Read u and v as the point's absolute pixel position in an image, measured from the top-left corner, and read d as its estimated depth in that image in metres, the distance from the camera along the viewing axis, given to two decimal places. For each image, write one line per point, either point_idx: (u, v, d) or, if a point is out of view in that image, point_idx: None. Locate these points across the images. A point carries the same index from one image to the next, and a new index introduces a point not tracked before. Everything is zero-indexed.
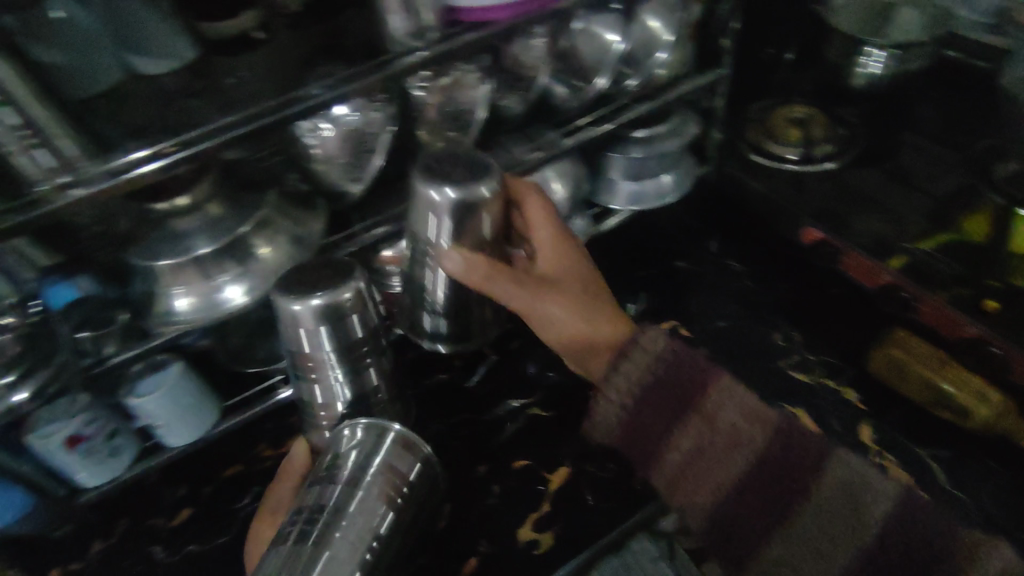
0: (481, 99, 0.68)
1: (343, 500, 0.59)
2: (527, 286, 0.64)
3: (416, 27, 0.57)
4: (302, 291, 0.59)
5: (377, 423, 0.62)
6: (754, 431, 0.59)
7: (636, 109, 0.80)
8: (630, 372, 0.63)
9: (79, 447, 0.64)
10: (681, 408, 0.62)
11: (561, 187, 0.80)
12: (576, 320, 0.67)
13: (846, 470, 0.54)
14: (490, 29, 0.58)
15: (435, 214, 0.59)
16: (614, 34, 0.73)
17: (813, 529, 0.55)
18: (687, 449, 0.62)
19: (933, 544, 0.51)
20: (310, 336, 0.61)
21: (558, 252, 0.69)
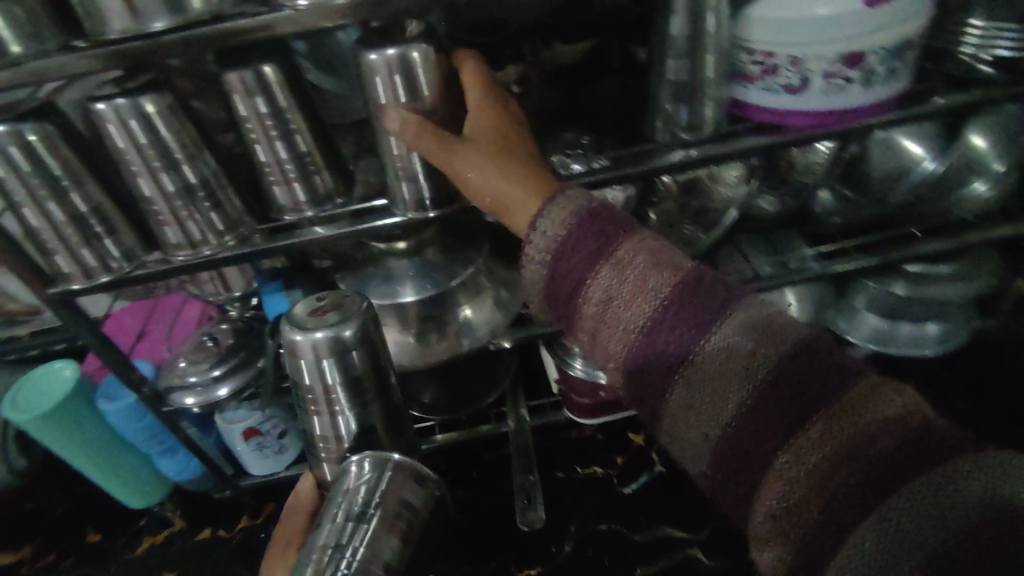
0: (736, 199, 0.59)
1: (348, 534, 0.48)
2: (447, 141, 0.44)
3: (693, 120, 0.49)
4: (309, 322, 0.51)
5: (378, 453, 0.53)
6: (663, 276, 0.36)
7: (935, 244, 0.63)
8: (554, 222, 0.41)
9: (254, 439, 0.68)
10: (594, 254, 0.39)
11: (801, 309, 0.66)
12: (502, 180, 0.44)
13: (757, 312, 0.35)
14: (772, 138, 0.49)
15: (382, 70, 0.43)
16: (924, 151, 0.58)
17: (713, 372, 0.34)
18: (597, 301, 0.38)
19: (825, 386, 0.31)
20: (311, 369, 0.52)
21: (488, 102, 0.46)
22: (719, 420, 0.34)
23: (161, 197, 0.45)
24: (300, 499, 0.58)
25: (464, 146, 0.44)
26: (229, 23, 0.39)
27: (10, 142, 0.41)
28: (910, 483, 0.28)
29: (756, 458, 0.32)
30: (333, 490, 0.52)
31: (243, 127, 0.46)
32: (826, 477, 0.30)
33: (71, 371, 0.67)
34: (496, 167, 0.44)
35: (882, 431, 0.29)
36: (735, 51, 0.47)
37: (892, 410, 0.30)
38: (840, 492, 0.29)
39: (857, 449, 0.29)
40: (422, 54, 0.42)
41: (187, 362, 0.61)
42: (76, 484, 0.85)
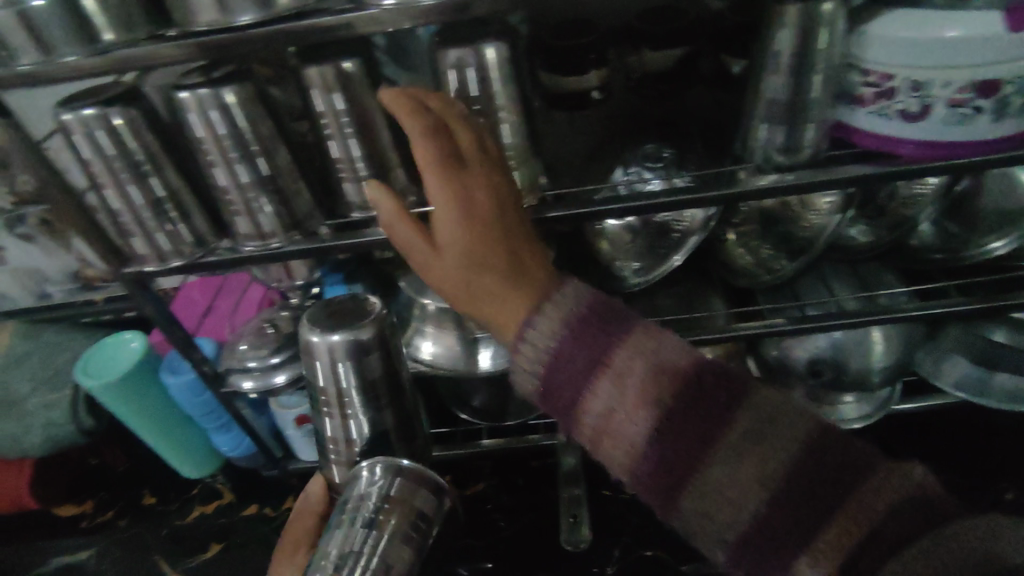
0: (830, 227, 0.55)
1: (359, 540, 0.47)
2: (423, 251, 0.41)
3: (790, 142, 0.45)
4: (326, 323, 0.51)
5: (389, 459, 0.51)
6: (663, 384, 0.35)
7: None
8: (546, 332, 0.38)
9: (305, 426, 0.68)
10: (585, 369, 0.37)
11: (884, 351, 0.61)
12: (485, 287, 0.40)
13: (764, 409, 0.35)
14: (879, 166, 0.45)
15: (456, 63, 0.41)
16: None
17: (725, 480, 0.34)
18: (597, 416, 0.37)
19: (833, 482, 0.32)
20: (326, 372, 0.51)
21: (452, 190, 0.39)
22: (739, 521, 0.34)
23: (234, 187, 0.45)
24: (308, 502, 0.56)
25: (435, 256, 0.41)
26: (315, 19, 0.38)
27: (97, 126, 0.41)
28: (918, 553, 0.30)
29: (779, 551, 0.33)
30: (344, 495, 0.51)
31: (318, 122, 0.46)
32: (845, 562, 0.31)
33: (139, 343, 0.69)
34: (473, 270, 0.40)
35: (888, 513, 0.31)
36: (846, 71, 0.43)
37: (895, 492, 0.31)
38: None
39: (868, 535, 0.31)
40: (496, 54, 0.41)
41: (247, 346, 0.62)
42: (137, 445, 0.89)
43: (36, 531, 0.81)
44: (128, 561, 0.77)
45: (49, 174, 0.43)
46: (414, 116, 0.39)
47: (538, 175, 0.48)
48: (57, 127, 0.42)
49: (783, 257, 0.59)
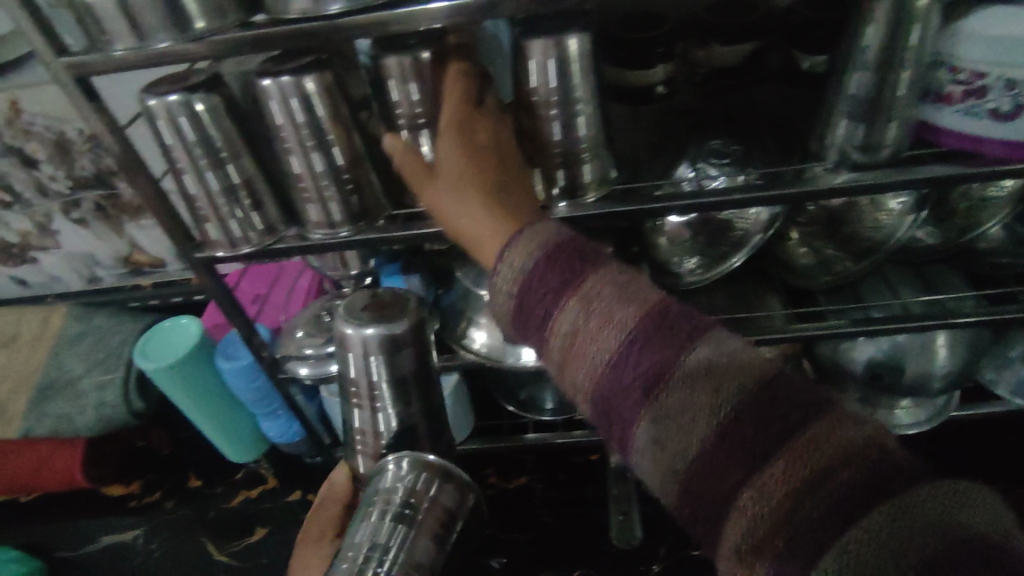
0: (905, 228, 0.54)
1: (384, 537, 0.37)
2: (419, 173, 0.43)
3: (871, 141, 0.44)
4: (362, 314, 0.45)
5: (414, 452, 0.41)
6: (627, 310, 0.31)
7: None
8: (522, 251, 0.36)
9: None
10: (556, 289, 0.34)
11: (947, 356, 0.60)
12: (470, 212, 0.41)
13: (725, 347, 0.29)
14: (964, 167, 0.45)
15: (538, 54, 0.41)
16: None
17: (676, 409, 0.29)
18: (563, 334, 0.33)
19: (790, 421, 0.26)
20: (358, 367, 0.45)
21: (461, 128, 0.43)
22: (682, 457, 0.28)
23: (309, 175, 0.46)
24: (335, 491, 0.51)
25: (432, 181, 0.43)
26: (403, 9, 0.38)
27: (181, 112, 0.42)
28: (872, 513, 0.24)
29: (718, 496, 0.27)
30: (362, 492, 0.39)
31: (393, 113, 0.45)
32: (788, 513, 0.25)
33: (195, 328, 0.71)
34: (464, 195, 0.41)
35: (842, 460, 0.25)
36: (933, 69, 0.42)
37: (852, 441, 0.25)
38: (802, 530, 0.25)
39: (818, 482, 0.25)
40: (580, 45, 0.41)
41: (304, 333, 0.63)
42: (182, 428, 0.91)
43: (85, 508, 0.83)
44: (174, 541, 0.78)
45: (130, 158, 0.44)
46: (453, 69, 0.44)
47: (609, 169, 0.48)
48: (141, 112, 0.43)
49: (847, 258, 0.58)
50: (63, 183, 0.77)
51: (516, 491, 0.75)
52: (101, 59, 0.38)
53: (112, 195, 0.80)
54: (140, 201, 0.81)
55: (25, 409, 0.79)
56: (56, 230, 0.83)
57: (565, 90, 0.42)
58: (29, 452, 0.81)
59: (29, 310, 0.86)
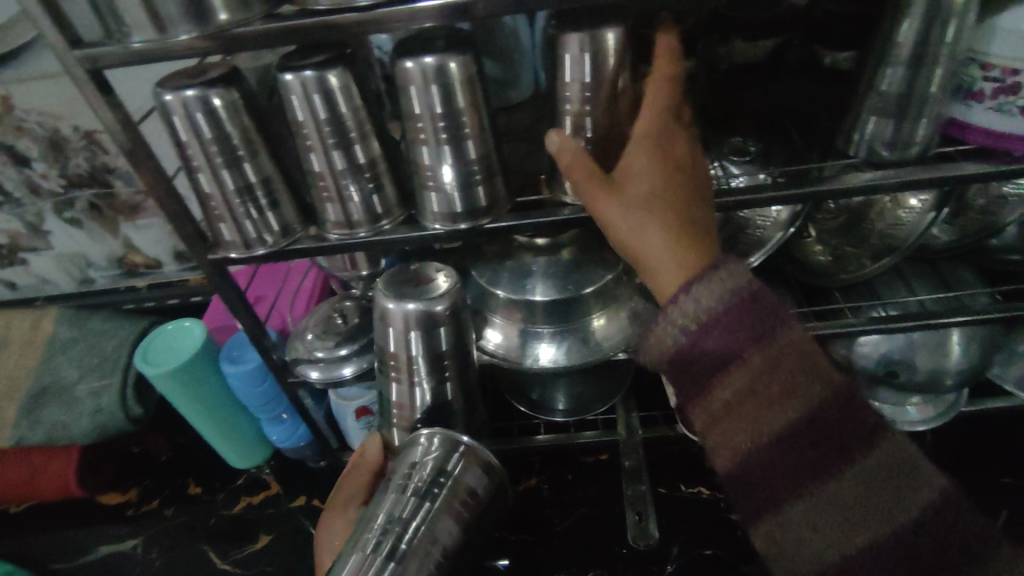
0: (922, 227, 0.53)
1: (406, 506, 0.46)
2: (590, 179, 0.41)
3: (901, 139, 0.44)
4: (400, 290, 0.50)
5: (446, 433, 0.50)
6: (813, 387, 0.33)
7: None
8: (709, 293, 0.34)
9: (365, 418, 0.67)
10: (743, 346, 0.33)
11: (959, 354, 0.60)
12: (643, 235, 0.39)
13: (898, 453, 0.33)
14: (991, 165, 0.44)
15: (575, 47, 0.40)
16: None
17: (843, 500, 0.33)
18: (735, 396, 0.34)
19: (953, 533, 0.32)
20: (398, 340, 0.50)
21: (663, 139, 0.41)
22: (843, 545, 0.33)
23: (329, 174, 0.44)
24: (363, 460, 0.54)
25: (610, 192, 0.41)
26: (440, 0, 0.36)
27: (198, 108, 0.40)
28: None
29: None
30: (399, 461, 0.50)
31: (413, 125, 0.42)
32: None
33: (199, 330, 0.69)
34: (648, 220, 0.39)
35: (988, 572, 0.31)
36: (966, 66, 0.42)
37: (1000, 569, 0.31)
38: None
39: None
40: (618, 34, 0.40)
41: (315, 336, 0.61)
42: (180, 434, 0.88)
43: (79, 518, 0.80)
44: (174, 551, 0.75)
45: (142, 156, 0.42)
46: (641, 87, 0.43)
47: None
48: (156, 107, 0.41)
49: (865, 256, 0.57)
50: (57, 181, 0.75)
51: (526, 493, 0.74)
52: (118, 50, 0.37)
53: (109, 193, 0.77)
54: (138, 199, 0.78)
55: (16, 417, 0.76)
56: (47, 230, 0.80)
57: (597, 85, 0.42)
58: (21, 461, 0.78)
59: (17, 314, 0.83)
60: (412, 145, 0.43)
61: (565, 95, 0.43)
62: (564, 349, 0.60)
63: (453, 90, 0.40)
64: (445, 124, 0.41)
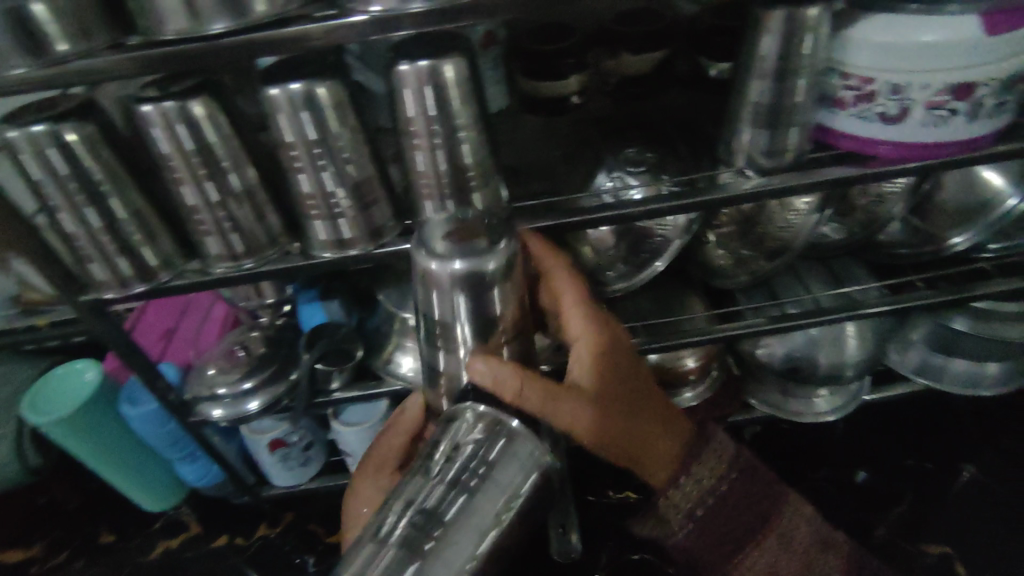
0: (808, 228, 0.56)
1: (432, 498, 0.32)
2: (571, 402, 0.39)
3: (776, 147, 0.46)
4: (446, 242, 0.37)
5: (496, 411, 0.35)
6: (828, 559, 0.48)
7: (1006, 283, 0.60)
8: (705, 470, 0.45)
9: (280, 450, 0.65)
10: (754, 524, 0.46)
11: (855, 347, 0.63)
12: (634, 434, 0.44)
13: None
14: (860, 168, 0.46)
15: (412, 82, 0.38)
16: (992, 174, 0.58)
17: None
18: (762, 571, 0.46)
19: None
20: (443, 306, 0.37)
21: (605, 336, 0.44)
22: None
23: (204, 206, 0.42)
24: (406, 417, 0.47)
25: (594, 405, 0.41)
26: (297, 26, 0.35)
27: (49, 144, 0.38)
28: None
29: None
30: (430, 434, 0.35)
31: (287, 153, 0.41)
32: None
33: (92, 374, 0.65)
34: (631, 425, 0.43)
35: None
36: (826, 75, 0.43)
37: None
38: None
39: None
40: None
41: (217, 371, 0.58)
42: (89, 479, 0.83)
43: None
44: None
45: None
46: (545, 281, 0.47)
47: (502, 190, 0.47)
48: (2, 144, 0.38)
49: (762, 257, 0.60)
50: None
51: None
52: None
53: None
54: None
55: None
56: None
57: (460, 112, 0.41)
58: None
59: None
60: (289, 173, 0.42)
61: (412, 129, 0.41)
62: None
63: (325, 117, 0.39)
64: (321, 151, 0.40)
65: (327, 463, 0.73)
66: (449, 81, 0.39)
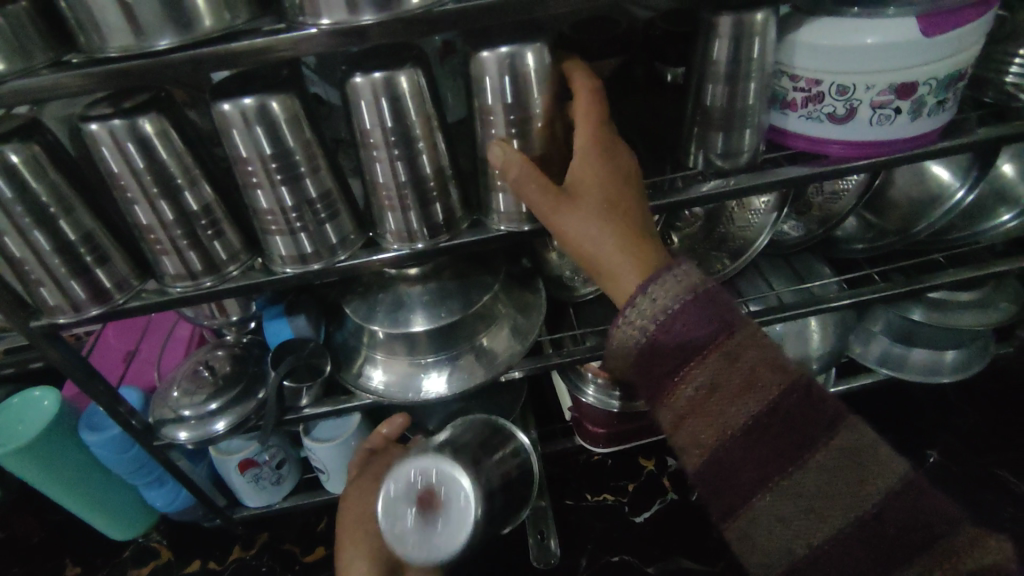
0: (769, 226, 0.57)
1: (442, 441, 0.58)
2: (548, 197, 0.39)
3: (732, 149, 0.46)
4: (496, 36, 0.39)
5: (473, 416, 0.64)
6: (773, 379, 0.34)
7: (961, 273, 0.62)
8: (666, 290, 0.36)
9: (250, 471, 0.64)
10: (698, 341, 0.35)
11: (819, 341, 0.65)
12: (604, 246, 0.39)
13: (859, 438, 0.34)
14: (812, 168, 0.47)
15: (367, 93, 0.38)
16: (941, 170, 0.60)
17: (820, 491, 0.33)
18: (690, 393, 0.35)
19: (928, 534, 0.32)
20: (493, 93, 0.39)
21: (606, 149, 0.40)
22: (814, 536, 0.34)
23: (158, 226, 0.41)
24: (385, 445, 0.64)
25: (569, 204, 0.39)
26: (244, 39, 0.34)
27: None
28: None
29: None
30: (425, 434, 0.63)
31: (242, 169, 0.40)
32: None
33: (50, 402, 0.63)
34: (607, 236, 0.39)
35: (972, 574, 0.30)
36: (776, 78, 0.45)
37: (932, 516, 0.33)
38: None
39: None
40: (423, 5, 0.34)
41: (181, 392, 0.57)
42: (53, 511, 0.80)
43: None
44: None
45: None
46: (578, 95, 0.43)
47: (464, 200, 0.46)
48: None
49: (724, 256, 0.60)
50: None
51: None
52: None
53: None
54: None
55: None
56: None
57: (417, 121, 0.40)
58: None
59: None
60: (246, 189, 0.41)
61: (369, 141, 0.40)
62: (454, 377, 0.58)
63: (279, 130, 0.39)
64: (276, 165, 0.40)
65: (300, 481, 0.71)
66: (405, 91, 0.39)
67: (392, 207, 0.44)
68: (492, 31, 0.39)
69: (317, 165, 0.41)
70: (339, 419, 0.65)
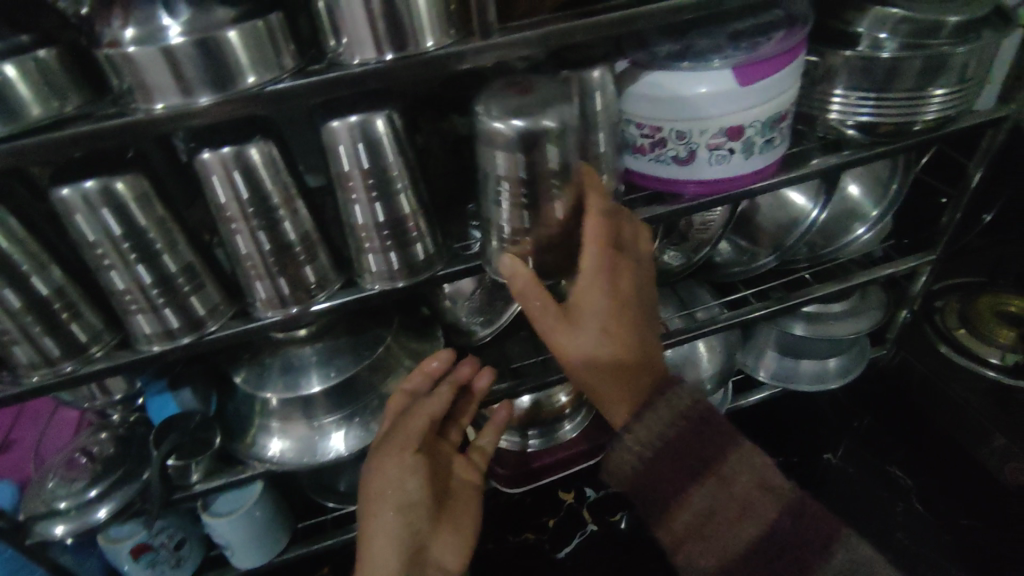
0: None
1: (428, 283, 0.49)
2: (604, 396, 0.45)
3: None
4: (349, 106, 0.40)
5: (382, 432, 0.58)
6: (766, 504, 0.41)
7: (831, 286, 0.67)
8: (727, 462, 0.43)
9: (145, 556, 0.60)
10: (695, 469, 0.42)
11: (707, 361, 0.69)
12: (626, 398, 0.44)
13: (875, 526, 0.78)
14: (667, 207, 0.50)
15: (218, 169, 0.38)
16: (803, 200, 0.65)
17: None
18: None
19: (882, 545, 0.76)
20: (349, 159, 0.40)
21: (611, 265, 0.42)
22: None
23: (5, 317, 0.39)
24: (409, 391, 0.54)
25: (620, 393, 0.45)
26: (75, 127, 0.34)
27: None
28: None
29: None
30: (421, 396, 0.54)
31: (91, 252, 0.39)
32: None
33: None
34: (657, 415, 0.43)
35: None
36: (624, 125, 0.48)
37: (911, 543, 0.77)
38: None
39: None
40: (259, 85, 0.35)
41: (57, 483, 0.53)
42: None
43: None
44: None
45: None
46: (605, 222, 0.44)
47: (334, 265, 0.47)
48: None
49: None
50: None
51: None
52: None
53: None
54: None
55: None
56: None
57: (275, 191, 0.41)
58: None
59: None
60: (99, 272, 0.40)
61: (225, 214, 0.40)
62: (356, 433, 0.58)
63: (129, 211, 0.38)
64: (130, 245, 0.39)
65: (205, 560, 0.68)
66: (258, 164, 0.39)
67: (259, 278, 0.43)
68: (343, 102, 0.40)
69: (173, 240, 0.41)
70: (243, 490, 0.63)
